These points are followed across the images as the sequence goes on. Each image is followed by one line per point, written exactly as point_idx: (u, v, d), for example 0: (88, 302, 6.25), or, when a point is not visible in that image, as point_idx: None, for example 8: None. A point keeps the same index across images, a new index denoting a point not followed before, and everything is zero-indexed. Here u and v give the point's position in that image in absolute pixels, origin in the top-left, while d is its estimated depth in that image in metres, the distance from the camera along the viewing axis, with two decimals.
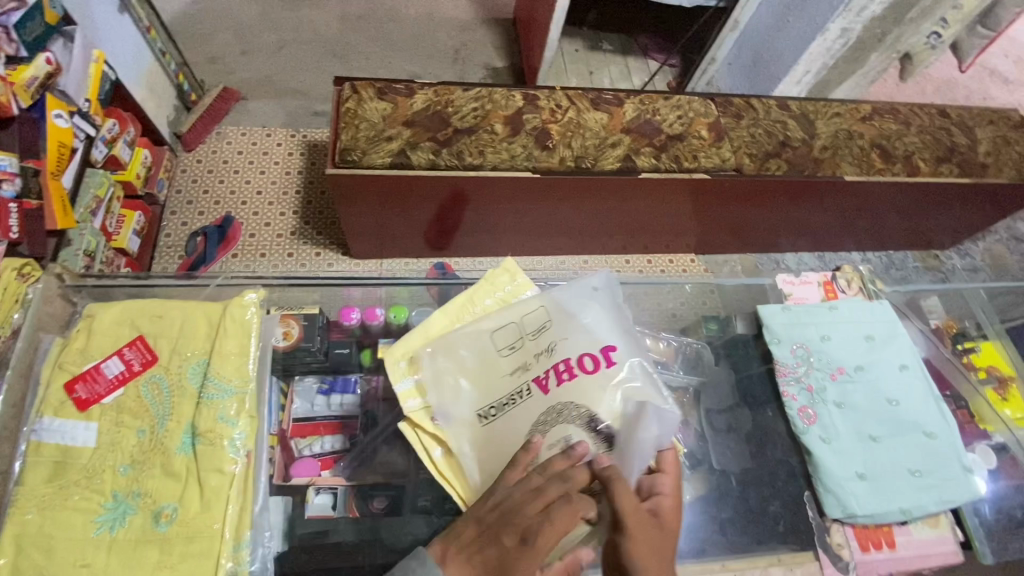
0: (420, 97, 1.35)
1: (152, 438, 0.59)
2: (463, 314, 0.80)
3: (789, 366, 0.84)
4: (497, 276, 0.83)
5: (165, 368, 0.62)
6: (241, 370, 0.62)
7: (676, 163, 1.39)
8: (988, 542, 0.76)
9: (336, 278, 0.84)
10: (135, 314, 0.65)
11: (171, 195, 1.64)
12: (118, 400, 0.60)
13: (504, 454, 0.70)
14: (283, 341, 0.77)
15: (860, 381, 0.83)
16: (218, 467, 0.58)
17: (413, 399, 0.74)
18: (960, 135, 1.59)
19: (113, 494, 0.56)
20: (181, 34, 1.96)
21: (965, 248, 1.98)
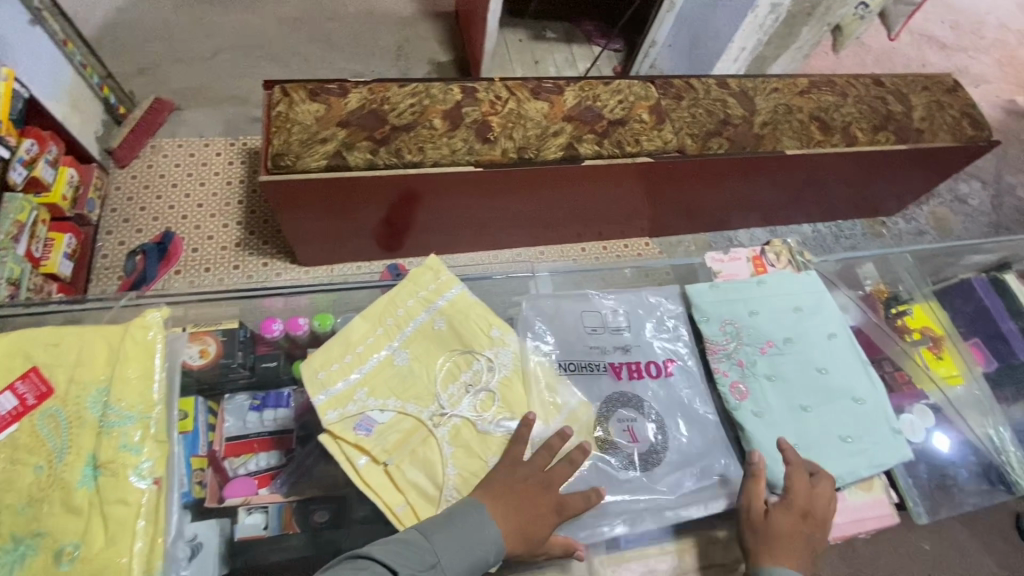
0: (355, 96, 1.32)
1: (51, 473, 0.56)
2: (385, 317, 0.79)
3: (719, 343, 0.86)
4: (422, 275, 0.83)
5: (63, 399, 0.59)
6: (145, 395, 0.60)
7: (619, 148, 1.39)
8: (921, 501, 0.79)
9: (254, 291, 0.85)
10: (29, 344, 0.62)
11: (106, 214, 1.57)
12: (12, 436, 0.57)
13: (434, 461, 0.69)
14: (199, 359, 0.74)
15: (789, 353, 0.84)
16: (122, 499, 0.55)
17: (333, 411, 0.71)
18: (895, 103, 1.63)
19: (9, 537, 0.53)
20: (108, 45, 1.88)
21: (910, 213, 2.03)
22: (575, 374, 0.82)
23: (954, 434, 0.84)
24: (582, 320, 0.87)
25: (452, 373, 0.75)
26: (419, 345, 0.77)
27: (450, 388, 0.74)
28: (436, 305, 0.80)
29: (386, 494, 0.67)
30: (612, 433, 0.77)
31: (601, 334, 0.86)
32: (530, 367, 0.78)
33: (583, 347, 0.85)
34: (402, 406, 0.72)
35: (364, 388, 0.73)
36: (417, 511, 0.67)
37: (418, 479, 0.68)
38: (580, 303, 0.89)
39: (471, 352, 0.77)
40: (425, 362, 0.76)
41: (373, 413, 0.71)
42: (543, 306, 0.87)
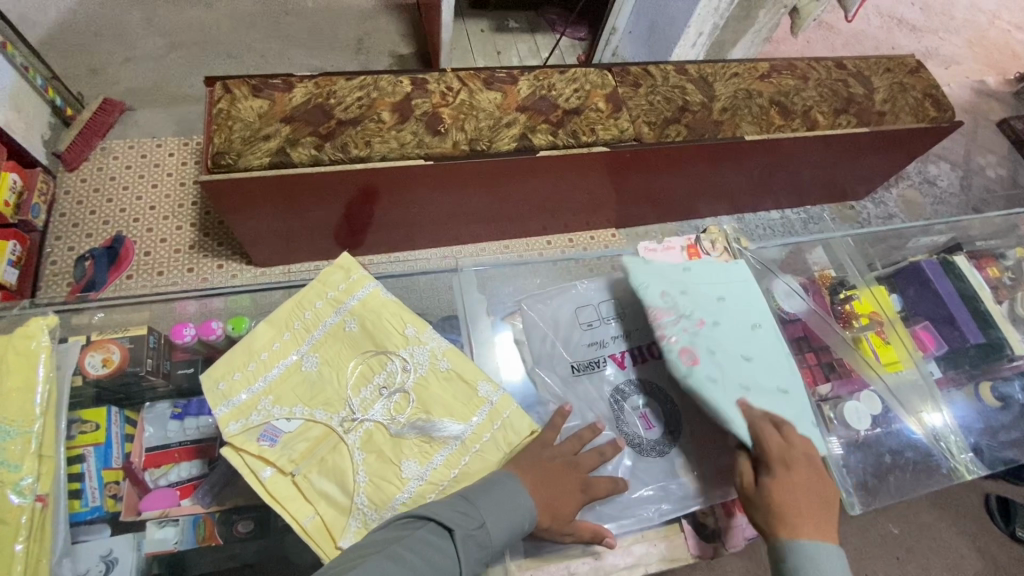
0: (300, 91, 1.29)
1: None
2: (292, 321, 0.78)
3: (654, 320, 0.82)
4: (331, 275, 0.82)
5: None
6: (26, 409, 0.61)
7: (574, 138, 1.36)
8: (856, 491, 0.77)
9: (168, 294, 0.83)
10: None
11: (55, 220, 1.53)
12: None
13: (344, 468, 0.70)
14: (103, 368, 0.73)
15: (716, 337, 0.81)
16: (1, 517, 0.56)
17: (235, 422, 0.71)
18: (857, 86, 1.61)
19: None
20: (55, 45, 1.82)
21: (879, 196, 2.02)
22: (586, 374, 0.85)
23: (896, 420, 0.83)
24: (575, 314, 0.89)
25: (363, 376, 0.76)
26: (328, 348, 0.77)
27: (362, 391, 0.75)
28: (346, 306, 0.80)
29: (292, 506, 0.68)
30: (628, 422, 0.82)
31: (596, 326, 0.88)
32: (446, 368, 0.77)
33: (583, 343, 0.87)
34: (309, 414, 0.73)
35: (270, 396, 0.73)
36: (326, 521, 0.67)
37: (327, 487, 0.69)
38: (570, 297, 0.90)
39: (385, 354, 0.77)
40: (336, 366, 0.76)
41: (279, 421, 0.72)
42: (544, 309, 0.88)
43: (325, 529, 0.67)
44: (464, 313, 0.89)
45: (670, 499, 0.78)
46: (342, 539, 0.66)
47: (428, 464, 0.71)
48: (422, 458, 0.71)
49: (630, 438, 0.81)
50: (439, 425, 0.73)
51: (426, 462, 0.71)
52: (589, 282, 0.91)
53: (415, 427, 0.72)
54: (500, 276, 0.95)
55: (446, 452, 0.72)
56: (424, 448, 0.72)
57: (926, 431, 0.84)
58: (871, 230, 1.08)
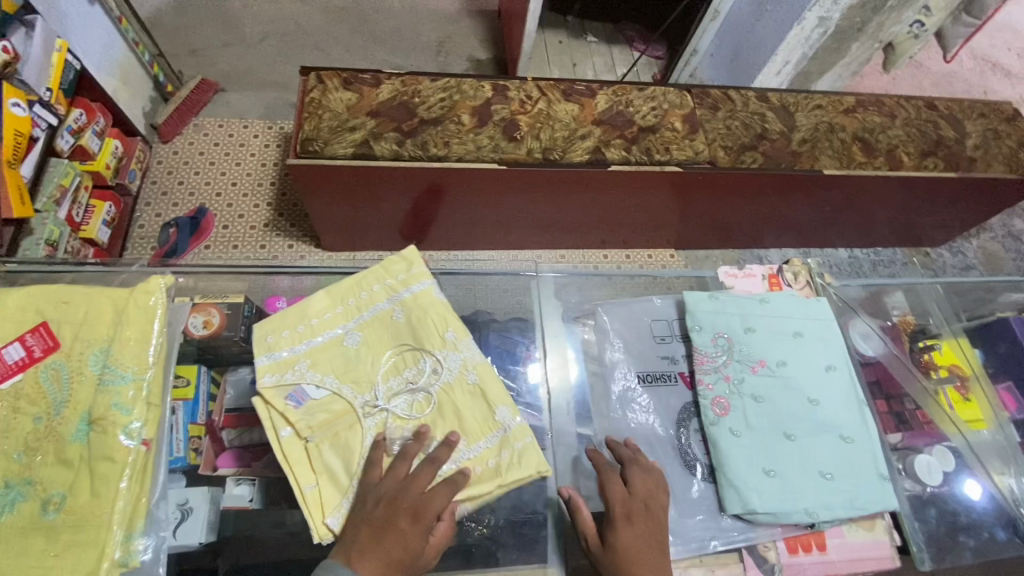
0: (387, 87, 1.34)
1: (48, 426, 0.54)
2: (348, 296, 0.82)
3: (708, 355, 0.81)
4: (395, 264, 0.84)
5: (67, 355, 0.56)
6: (140, 356, 0.57)
7: (647, 155, 1.36)
8: (926, 547, 0.74)
9: (265, 270, 0.88)
10: (40, 298, 0.59)
11: (147, 186, 1.64)
12: (16, 386, 0.55)
13: (353, 448, 0.71)
14: (203, 329, 0.77)
15: (779, 377, 0.79)
16: (108, 455, 0.53)
17: (270, 375, 0.74)
18: (948, 129, 1.55)
19: (4, 481, 0.52)
20: (163, 26, 1.95)
21: (957, 244, 1.93)
22: (653, 385, 0.84)
23: (976, 479, 0.79)
24: (652, 327, 0.88)
25: (395, 367, 0.77)
26: (373, 331, 0.79)
27: (390, 380, 0.76)
28: (398, 296, 0.82)
29: (298, 470, 0.69)
30: (694, 450, 0.78)
31: (669, 343, 0.87)
32: (474, 381, 0.76)
33: (654, 357, 0.86)
34: (337, 388, 0.74)
35: (308, 360, 0.76)
36: (323, 497, 0.68)
37: (331, 463, 0.70)
38: (646, 310, 0.90)
39: (421, 351, 0.78)
40: (374, 350, 0.78)
41: (308, 386, 0.74)
42: (623, 317, 0.89)
43: (320, 502, 0.67)
44: (539, 312, 0.89)
45: (720, 537, 0.72)
46: (331, 515, 0.67)
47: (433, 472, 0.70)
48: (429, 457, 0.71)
49: (691, 460, 0.78)
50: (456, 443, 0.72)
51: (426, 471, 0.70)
52: (666, 298, 0.91)
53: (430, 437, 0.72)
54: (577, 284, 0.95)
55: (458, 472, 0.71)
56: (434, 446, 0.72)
57: (1006, 495, 0.79)
58: (961, 280, 1.03)
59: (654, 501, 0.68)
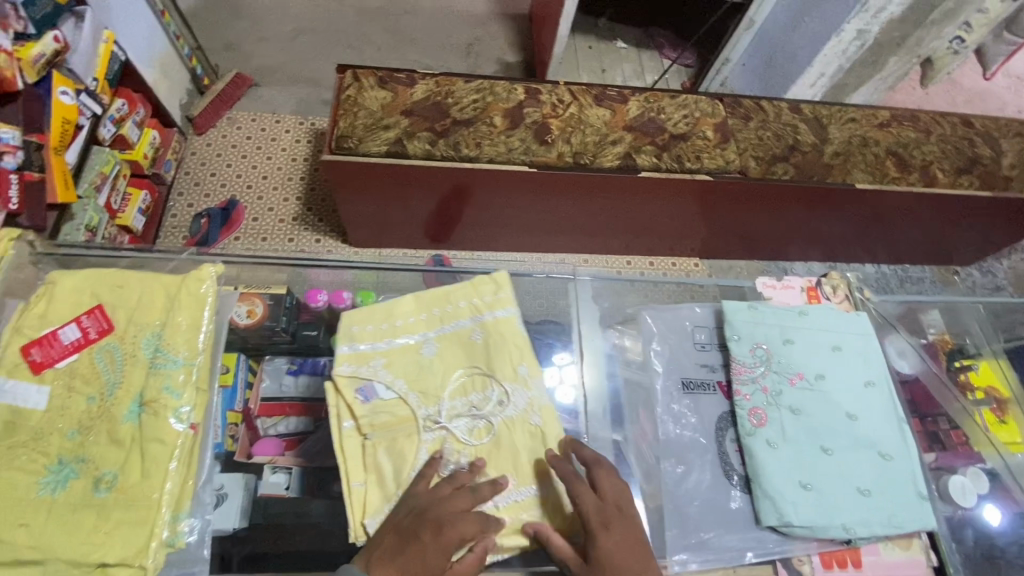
0: (421, 87, 1.35)
1: (102, 405, 0.55)
2: (433, 305, 0.80)
3: (746, 365, 0.81)
4: (484, 284, 0.82)
5: (121, 337, 0.58)
6: (191, 342, 0.59)
7: (678, 163, 1.36)
8: (963, 568, 0.73)
9: (303, 261, 0.87)
10: (95, 281, 0.61)
11: (180, 177, 1.67)
12: (71, 365, 0.57)
13: (408, 457, 0.70)
14: (246, 318, 0.80)
15: (818, 391, 0.79)
16: (160, 437, 0.54)
17: (348, 364, 0.74)
18: (983, 146, 1.52)
19: (57, 458, 0.53)
20: (201, 21, 1.99)
21: (987, 264, 1.90)
22: (696, 394, 0.82)
23: (1014, 503, 0.78)
24: (691, 334, 0.87)
25: (463, 388, 0.74)
26: (449, 347, 0.77)
27: (456, 400, 0.74)
28: (481, 317, 0.79)
29: (352, 466, 0.69)
30: (731, 460, 0.77)
31: (707, 351, 0.86)
32: (537, 424, 0.72)
33: (693, 365, 0.85)
34: (405, 394, 0.73)
35: (383, 359, 0.75)
36: (367, 498, 0.68)
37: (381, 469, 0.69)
38: (684, 315, 0.89)
39: (490, 378, 0.75)
40: (447, 365, 0.76)
41: (378, 384, 0.73)
42: (662, 321, 0.88)
43: (364, 503, 0.67)
44: (575, 312, 0.88)
45: (756, 548, 0.72)
46: (370, 518, 0.66)
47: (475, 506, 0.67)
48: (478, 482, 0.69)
49: (727, 471, 0.77)
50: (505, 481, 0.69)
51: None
52: (703, 306, 0.90)
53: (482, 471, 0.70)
54: (608, 290, 0.91)
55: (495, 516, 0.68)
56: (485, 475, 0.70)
57: None
58: (1000, 300, 1.01)
59: (625, 502, 0.67)
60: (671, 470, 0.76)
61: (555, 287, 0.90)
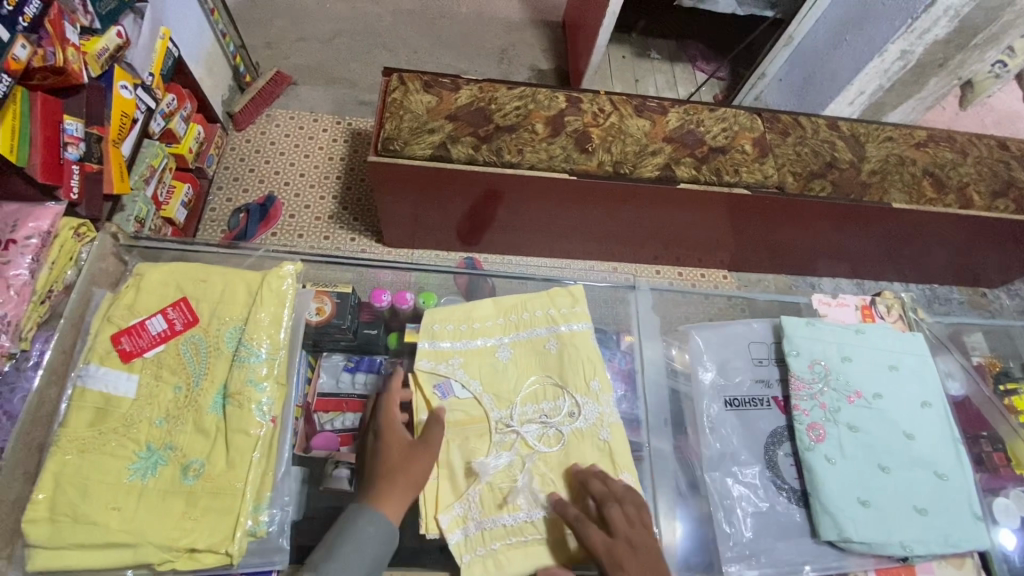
0: (465, 93, 1.37)
1: (188, 395, 0.67)
2: (510, 312, 0.86)
3: (805, 380, 0.82)
4: (560, 296, 0.87)
5: (204, 330, 0.70)
6: (274, 337, 0.71)
7: (716, 176, 1.37)
8: None
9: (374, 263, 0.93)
10: (178, 277, 0.74)
11: (220, 171, 1.70)
12: (157, 354, 0.69)
13: (479, 453, 0.75)
14: (316, 316, 0.81)
15: (876, 409, 0.80)
16: (244, 429, 0.65)
17: (428, 361, 0.80)
18: (1019, 170, 1.51)
19: (146, 445, 0.64)
20: (242, 18, 2.02)
21: (1016, 287, 1.89)
22: (743, 409, 0.84)
23: None
24: (749, 348, 0.88)
25: (535, 395, 0.79)
26: (523, 352, 0.82)
27: (527, 406, 0.78)
28: (557, 328, 0.84)
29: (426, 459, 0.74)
30: (781, 468, 0.80)
31: (764, 366, 0.87)
32: (606, 439, 0.76)
33: (745, 380, 0.86)
34: (479, 395, 0.78)
35: (460, 359, 0.81)
36: (439, 490, 0.73)
37: (454, 466, 0.74)
38: (745, 331, 0.90)
39: (563, 389, 0.79)
40: (520, 371, 0.81)
41: (455, 383, 0.79)
42: (723, 336, 0.89)
43: (437, 496, 0.72)
44: (637, 324, 0.89)
45: (812, 562, 0.74)
46: (443, 513, 0.71)
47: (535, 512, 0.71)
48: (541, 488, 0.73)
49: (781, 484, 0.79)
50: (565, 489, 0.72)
51: (515, 509, 0.71)
52: (764, 320, 0.91)
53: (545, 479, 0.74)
54: (676, 301, 0.96)
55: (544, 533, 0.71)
56: (552, 479, 0.74)
57: None
58: None
59: (638, 537, 0.66)
60: (723, 480, 0.78)
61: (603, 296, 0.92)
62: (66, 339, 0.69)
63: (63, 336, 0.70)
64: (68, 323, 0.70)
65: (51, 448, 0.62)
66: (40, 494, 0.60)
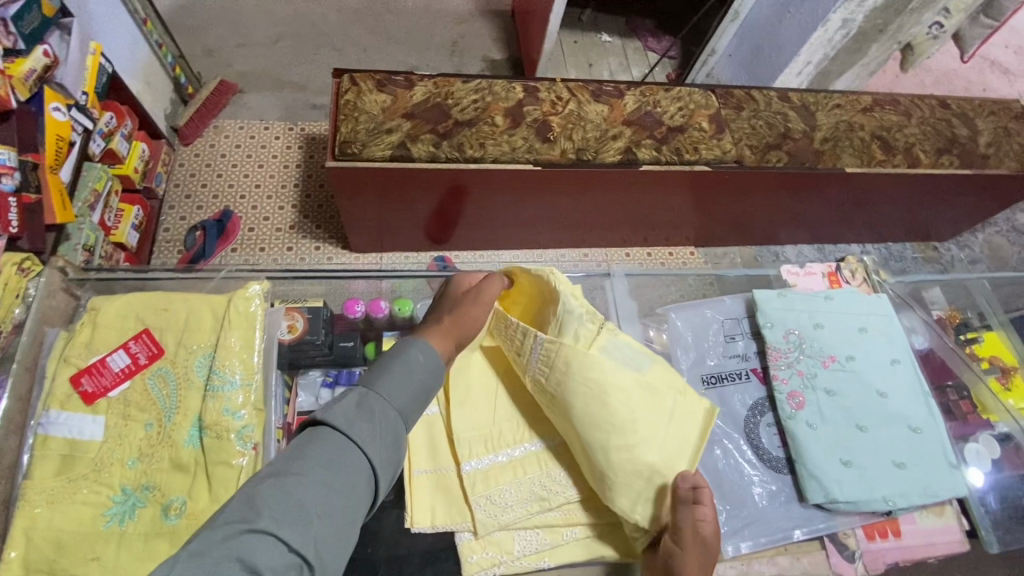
0: (420, 89, 1.35)
1: (160, 431, 0.65)
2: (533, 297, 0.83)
3: (781, 350, 0.85)
4: None
5: (171, 362, 0.68)
6: (247, 362, 0.69)
7: (677, 155, 1.38)
8: (995, 531, 0.78)
9: (342, 272, 0.90)
10: (139, 309, 0.71)
11: (170, 189, 1.63)
12: (124, 393, 0.66)
13: (483, 448, 0.77)
14: (288, 334, 0.79)
15: (850, 371, 0.83)
16: (225, 460, 0.63)
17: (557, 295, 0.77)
18: (960, 127, 1.58)
19: (121, 488, 0.62)
20: (176, 27, 1.93)
21: (964, 239, 1.98)
22: (719, 386, 0.86)
23: None
24: (721, 325, 0.90)
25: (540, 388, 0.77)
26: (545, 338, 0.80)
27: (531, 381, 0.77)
28: None
29: (421, 453, 0.77)
30: (761, 438, 0.82)
31: (737, 342, 0.89)
32: None
33: (723, 356, 0.88)
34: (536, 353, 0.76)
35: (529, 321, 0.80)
36: (432, 481, 0.76)
37: (442, 459, 0.77)
38: (715, 307, 0.92)
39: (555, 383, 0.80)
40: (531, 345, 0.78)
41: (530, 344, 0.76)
42: (695, 315, 0.91)
43: (427, 487, 0.75)
44: (614, 310, 0.90)
45: (805, 527, 0.76)
46: (430, 506, 0.74)
47: (537, 513, 0.74)
48: (536, 490, 0.75)
49: (763, 455, 0.81)
50: (559, 472, 0.76)
51: (507, 507, 0.73)
52: (734, 296, 0.94)
53: (603, 428, 0.71)
54: (649, 285, 0.96)
55: (543, 529, 0.74)
56: (549, 478, 0.76)
57: None
58: (1008, 275, 1.05)
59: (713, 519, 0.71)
60: (710, 454, 0.80)
61: (581, 285, 0.92)
62: (20, 387, 0.65)
63: (16, 384, 0.65)
64: (19, 368, 0.66)
65: (17, 503, 0.60)
66: (10, 552, 0.58)
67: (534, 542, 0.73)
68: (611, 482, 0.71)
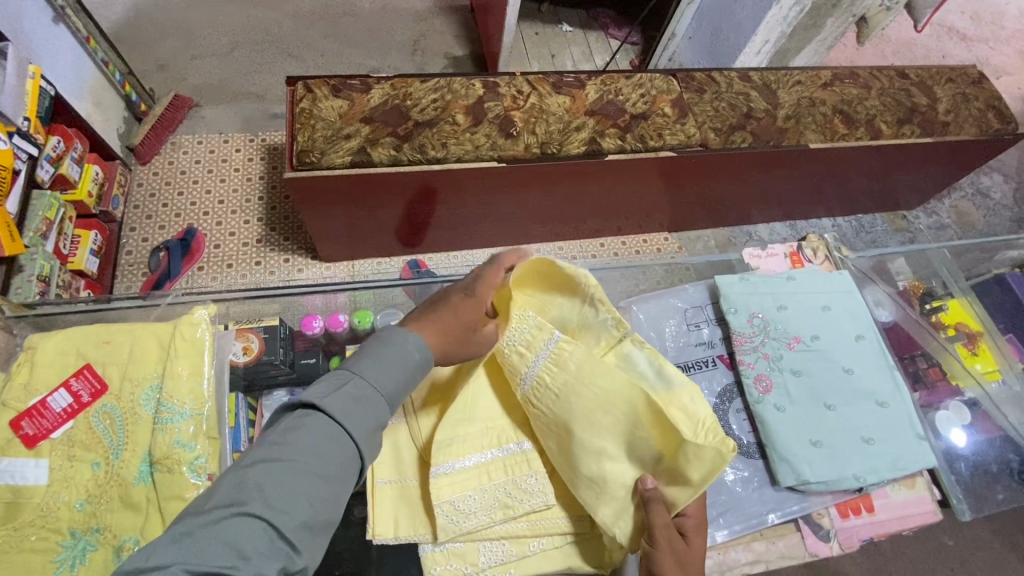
0: (377, 92, 1.32)
1: (108, 470, 0.63)
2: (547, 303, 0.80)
3: (746, 335, 0.85)
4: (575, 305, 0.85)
5: (116, 397, 0.66)
6: (195, 392, 0.67)
7: (642, 142, 1.37)
8: (966, 498, 0.79)
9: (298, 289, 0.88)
10: (79, 344, 0.69)
11: (129, 211, 1.58)
12: (67, 433, 0.65)
13: (450, 454, 0.75)
14: (244, 356, 0.79)
15: (816, 350, 0.84)
16: (178, 493, 0.62)
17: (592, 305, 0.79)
18: (920, 96, 1.59)
19: (70, 532, 0.61)
20: (124, 42, 1.87)
21: (931, 207, 2.00)
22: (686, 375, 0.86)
23: (995, 428, 0.84)
24: (684, 313, 0.91)
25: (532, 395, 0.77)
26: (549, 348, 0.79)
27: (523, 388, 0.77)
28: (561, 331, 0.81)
29: (384, 465, 0.77)
30: (731, 423, 0.82)
31: (701, 329, 0.90)
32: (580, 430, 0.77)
33: (689, 345, 0.88)
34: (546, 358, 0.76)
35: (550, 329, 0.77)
36: (394, 492, 0.76)
37: (406, 469, 0.77)
38: (677, 296, 0.92)
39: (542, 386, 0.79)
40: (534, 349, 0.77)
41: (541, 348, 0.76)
42: (658, 306, 0.91)
43: (390, 498, 0.75)
44: None
45: (779, 511, 0.76)
46: (394, 518, 0.74)
47: (501, 524, 0.73)
48: (504, 499, 0.73)
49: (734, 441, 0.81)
50: (528, 479, 0.74)
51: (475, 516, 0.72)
52: (697, 284, 0.94)
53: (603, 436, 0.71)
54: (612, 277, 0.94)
55: (509, 539, 0.73)
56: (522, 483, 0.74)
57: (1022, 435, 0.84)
58: (971, 241, 1.06)
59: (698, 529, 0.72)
60: None
61: None
62: None
63: None
64: None
65: None
66: None
67: (501, 552, 0.73)
68: (607, 488, 0.70)
